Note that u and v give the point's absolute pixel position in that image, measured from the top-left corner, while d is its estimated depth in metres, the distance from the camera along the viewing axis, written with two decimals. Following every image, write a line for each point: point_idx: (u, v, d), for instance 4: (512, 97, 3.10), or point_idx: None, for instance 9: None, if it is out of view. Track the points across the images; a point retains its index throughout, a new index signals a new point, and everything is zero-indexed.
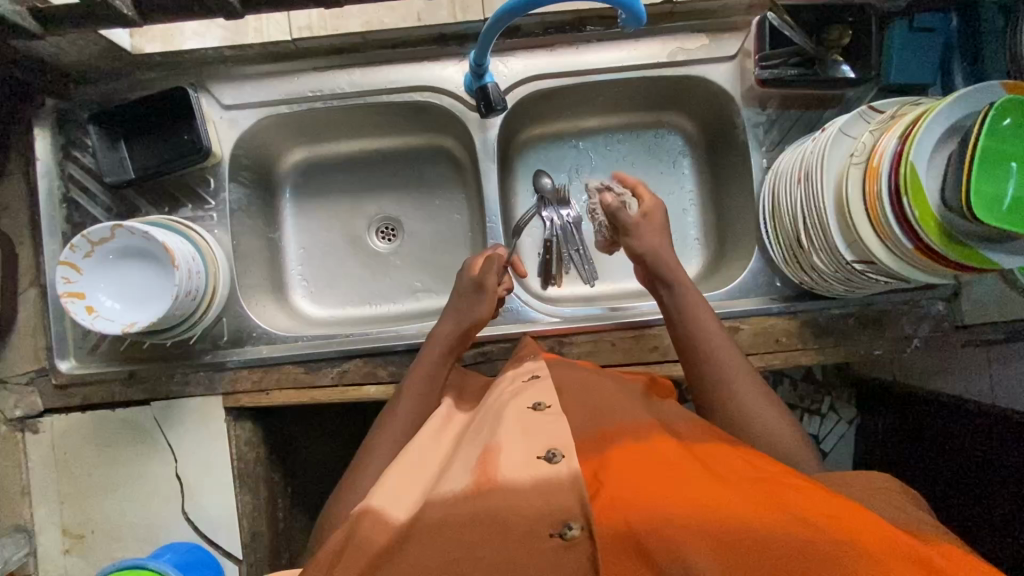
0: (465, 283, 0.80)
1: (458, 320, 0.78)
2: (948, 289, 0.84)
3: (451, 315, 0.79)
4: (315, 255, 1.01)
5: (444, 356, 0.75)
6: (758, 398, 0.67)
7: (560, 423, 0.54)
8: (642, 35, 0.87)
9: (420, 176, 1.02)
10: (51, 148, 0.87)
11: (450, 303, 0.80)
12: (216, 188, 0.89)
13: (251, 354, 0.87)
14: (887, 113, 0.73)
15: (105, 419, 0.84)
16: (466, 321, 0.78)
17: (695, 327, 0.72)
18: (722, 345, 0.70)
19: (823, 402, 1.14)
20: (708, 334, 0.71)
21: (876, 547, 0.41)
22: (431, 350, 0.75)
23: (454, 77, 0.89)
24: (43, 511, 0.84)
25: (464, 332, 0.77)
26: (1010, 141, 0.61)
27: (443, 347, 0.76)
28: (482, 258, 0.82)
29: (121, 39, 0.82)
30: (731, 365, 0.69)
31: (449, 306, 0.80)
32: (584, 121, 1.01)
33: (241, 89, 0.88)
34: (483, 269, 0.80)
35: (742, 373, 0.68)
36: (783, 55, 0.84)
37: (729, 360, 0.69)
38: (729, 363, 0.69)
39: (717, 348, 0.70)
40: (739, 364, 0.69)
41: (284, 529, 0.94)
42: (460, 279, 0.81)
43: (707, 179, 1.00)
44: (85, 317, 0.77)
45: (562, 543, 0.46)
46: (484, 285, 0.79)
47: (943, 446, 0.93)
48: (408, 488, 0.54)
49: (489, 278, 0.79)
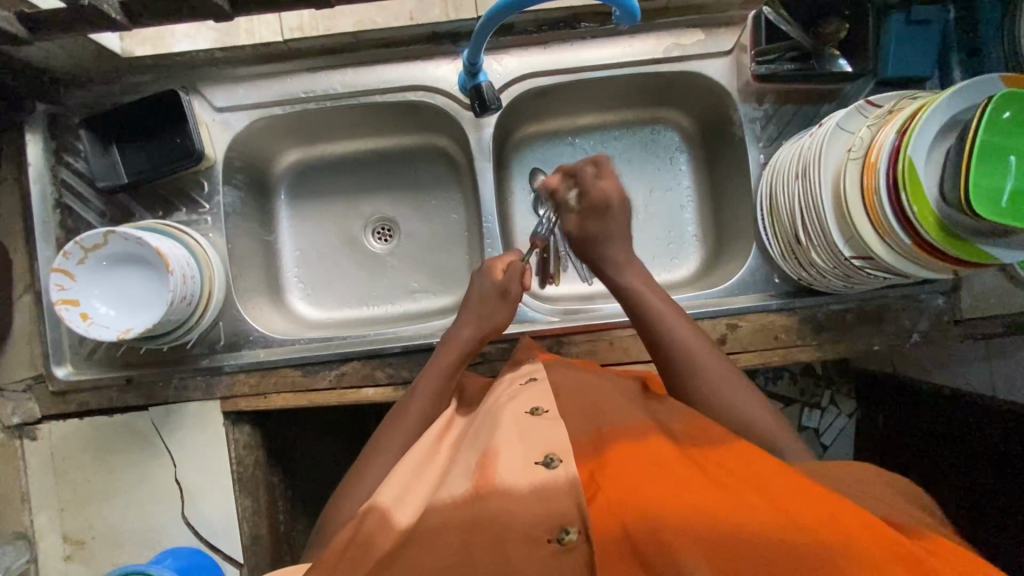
0: (487, 288, 0.78)
1: (477, 325, 0.77)
2: (948, 283, 0.83)
3: (471, 319, 0.77)
4: (311, 257, 1.00)
5: (459, 362, 0.74)
6: (737, 392, 0.66)
7: (557, 427, 0.54)
8: (636, 31, 0.86)
9: (415, 176, 1.01)
10: (44, 154, 0.86)
11: (469, 307, 0.78)
12: (209, 191, 0.88)
13: (248, 358, 0.87)
14: (885, 107, 0.72)
15: (103, 425, 0.84)
16: (488, 327, 0.77)
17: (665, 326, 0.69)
18: (694, 345, 0.68)
19: (823, 396, 1.14)
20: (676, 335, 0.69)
21: (869, 549, 0.40)
22: (447, 355, 0.74)
23: (447, 75, 0.88)
24: (43, 518, 0.84)
25: (482, 339, 0.76)
26: (1007, 134, 0.60)
27: (460, 351, 0.75)
28: (502, 263, 0.80)
29: (111, 41, 0.81)
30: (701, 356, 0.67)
31: (467, 310, 0.78)
32: (580, 118, 1.00)
33: (233, 90, 0.88)
34: (506, 277, 0.78)
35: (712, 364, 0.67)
36: (778, 51, 0.84)
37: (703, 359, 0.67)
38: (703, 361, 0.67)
39: (690, 350, 0.68)
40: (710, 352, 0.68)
41: (286, 532, 0.94)
42: (480, 286, 0.79)
43: (705, 174, 1.00)
44: (80, 324, 0.77)
45: (560, 547, 0.46)
46: (508, 292, 0.77)
47: (945, 439, 0.92)
48: (407, 493, 0.54)
49: (514, 285, 0.78)
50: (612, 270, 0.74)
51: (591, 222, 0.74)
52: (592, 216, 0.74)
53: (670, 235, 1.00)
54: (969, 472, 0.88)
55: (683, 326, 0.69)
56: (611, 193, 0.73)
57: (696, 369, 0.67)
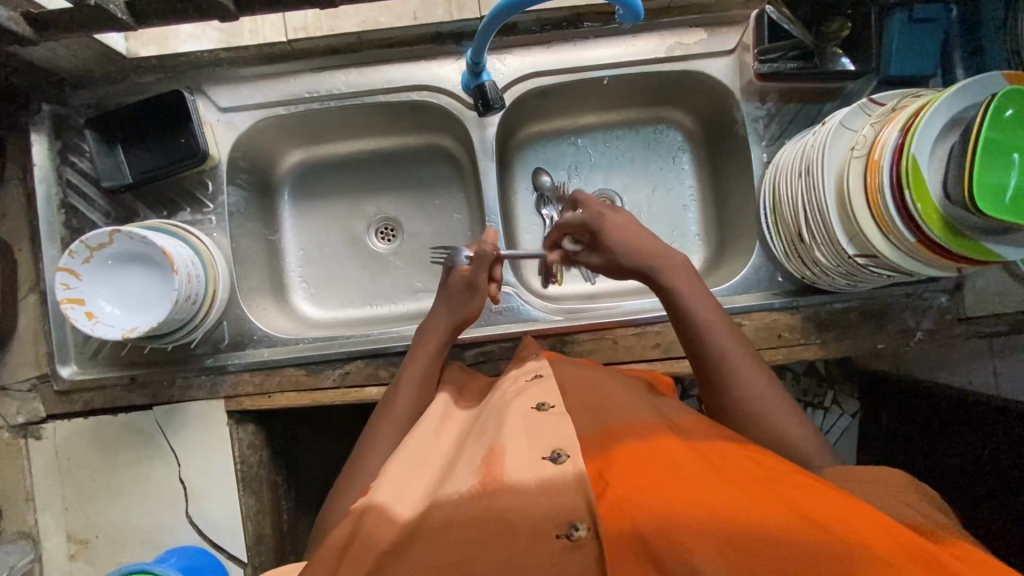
0: (454, 282, 0.77)
1: (450, 317, 0.77)
2: (951, 281, 0.83)
3: (442, 311, 0.78)
4: (314, 257, 1.01)
5: (438, 352, 0.75)
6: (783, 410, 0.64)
7: (564, 424, 0.54)
8: (639, 30, 0.87)
9: (418, 176, 1.02)
10: (49, 154, 0.86)
11: (441, 296, 0.79)
12: (213, 191, 0.89)
13: (253, 357, 0.87)
14: (888, 105, 0.72)
15: (108, 425, 0.84)
16: (457, 316, 0.77)
17: (706, 327, 0.68)
18: (728, 342, 0.67)
19: (827, 395, 1.14)
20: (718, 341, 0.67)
21: (885, 552, 0.40)
22: (424, 346, 0.75)
23: (451, 75, 0.88)
24: (46, 517, 0.84)
25: (455, 329, 0.77)
26: (1010, 133, 0.60)
27: (436, 343, 0.76)
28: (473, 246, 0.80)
29: (117, 42, 0.82)
30: (738, 357, 0.66)
31: (438, 299, 0.79)
32: (583, 117, 1.00)
33: (238, 90, 0.88)
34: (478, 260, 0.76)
35: (757, 372, 0.66)
36: (783, 48, 0.82)
37: (744, 367, 0.66)
38: (736, 356, 0.66)
39: (723, 343, 0.67)
40: (744, 351, 0.67)
41: (289, 532, 0.94)
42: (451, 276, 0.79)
43: (708, 173, 1.00)
44: (85, 323, 0.77)
45: (568, 543, 0.45)
46: (476, 282, 0.77)
47: (969, 438, 0.89)
48: (410, 487, 0.54)
49: (481, 275, 0.76)
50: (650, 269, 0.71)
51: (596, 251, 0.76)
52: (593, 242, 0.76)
53: (672, 235, 1.00)
54: (987, 478, 0.86)
55: (726, 326, 0.68)
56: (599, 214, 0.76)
57: (731, 369, 0.66)
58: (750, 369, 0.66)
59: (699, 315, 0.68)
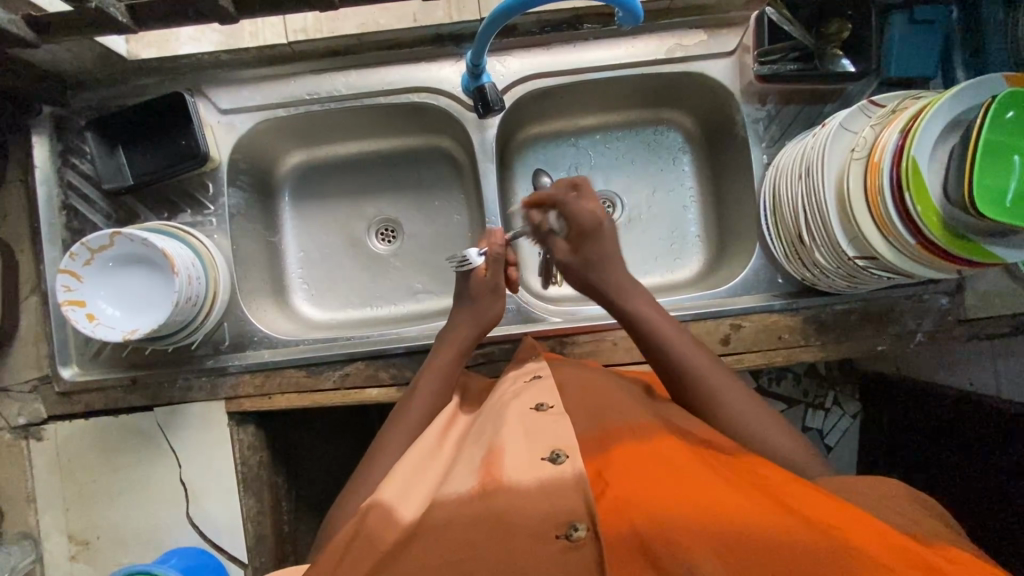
0: (478, 287, 0.78)
1: (473, 323, 0.77)
2: (952, 283, 0.83)
3: (466, 318, 0.77)
4: (315, 258, 1.01)
5: (460, 358, 0.75)
6: (743, 405, 0.65)
7: (564, 425, 0.54)
8: (639, 32, 0.87)
9: (419, 177, 1.02)
10: (50, 156, 0.86)
11: (463, 303, 0.79)
12: (214, 192, 0.89)
13: (253, 359, 0.87)
14: (888, 107, 0.72)
15: (109, 426, 0.84)
16: (478, 326, 0.77)
17: (675, 350, 0.68)
18: (700, 361, 0.67)
19: (827, 396, 1.14)
20: (674, 344, 0.68)
21: (882, 555, 0.40)
22: (446, 352, 0.75)
23: (451, 77, 0.88)
24: (48, 518, 0.84)
25: (481, 336, 0.77)
26: (1010, 135, 0.60)
27: (458, 348, 0.75)
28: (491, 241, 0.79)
29: (116, 44, 0.82)
30: (712, 375, 0.67)
31: (460, 306, 0.79)
32: (584, 119, 1.00)
33: (238, 92, 0.88)
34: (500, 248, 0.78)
35: (716, 370, 0.67)
36: (782, 50, 0.82)
37: (719, 384, 0.66)
38: (710, 373, 0.67)
39: (695, 362, 0.67)
40: (716, 368, 0.68)
41: (290, 532, 0.94)
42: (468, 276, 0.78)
43: (709, 175, 1.00)
44: (86, 325, 0.77)
45: (567, 544, 0.45)
46: (498, 286, 0.78)
47: (971, 440, 0.88)
48: (413, 487, 0.54)
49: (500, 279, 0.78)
50: (615, 294, 0.73)
51: (584, 247, 0.74)
52: (583, 241, 0.74)
53: (672, 236, 1.00)
54: (989, 482, 0.86)
55: (694, 346, 0.69)
56: (597, 215, 0.73)
57: (707, 386, 0.66)
58: (725, 386, 0.66)
59: (667, 336, 0.69)
